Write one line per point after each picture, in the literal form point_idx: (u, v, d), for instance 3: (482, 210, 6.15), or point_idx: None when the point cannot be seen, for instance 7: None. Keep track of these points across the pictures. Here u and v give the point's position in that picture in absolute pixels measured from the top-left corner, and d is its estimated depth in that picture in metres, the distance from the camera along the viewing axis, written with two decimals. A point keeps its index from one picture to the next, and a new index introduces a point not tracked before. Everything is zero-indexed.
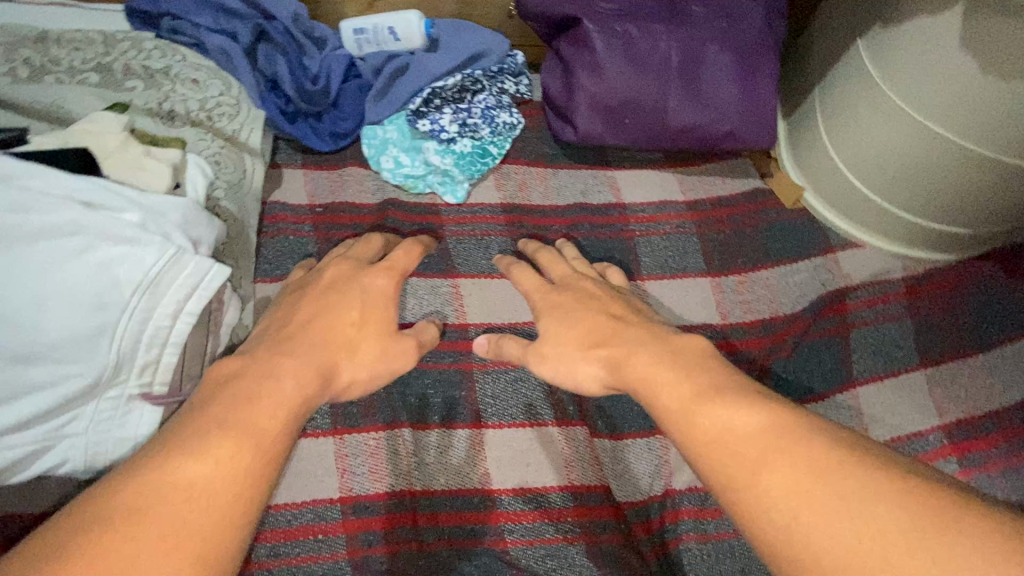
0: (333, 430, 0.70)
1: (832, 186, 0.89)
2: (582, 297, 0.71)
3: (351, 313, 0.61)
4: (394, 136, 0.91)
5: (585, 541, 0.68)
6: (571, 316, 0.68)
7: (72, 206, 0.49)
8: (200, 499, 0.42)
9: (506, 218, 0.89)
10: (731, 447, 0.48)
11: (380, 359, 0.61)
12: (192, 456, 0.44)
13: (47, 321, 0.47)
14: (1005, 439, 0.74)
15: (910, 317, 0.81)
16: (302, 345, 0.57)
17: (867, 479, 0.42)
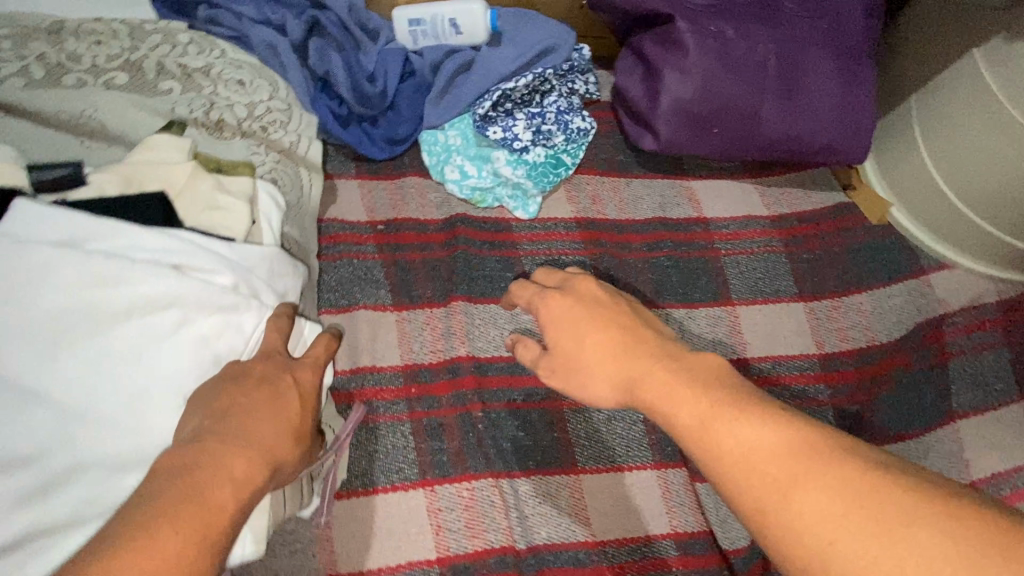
0: (423, 480, 0.65)
1: (925, 203, 0.84)
2: (608, 313, 0.52)
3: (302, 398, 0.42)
4: (458, 142, 0.82)
5: None
6: (575, 338, 0.52)
7: (160, 272, 0.43)
8: None
9: (581, 234, 0.83)
10: (753, 467, 0.36)
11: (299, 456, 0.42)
12: None
13: (148, 418, 0.41)
14: None
15: (1007, 344, 0.78)
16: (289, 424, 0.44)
17: (914, 499, 0.32)
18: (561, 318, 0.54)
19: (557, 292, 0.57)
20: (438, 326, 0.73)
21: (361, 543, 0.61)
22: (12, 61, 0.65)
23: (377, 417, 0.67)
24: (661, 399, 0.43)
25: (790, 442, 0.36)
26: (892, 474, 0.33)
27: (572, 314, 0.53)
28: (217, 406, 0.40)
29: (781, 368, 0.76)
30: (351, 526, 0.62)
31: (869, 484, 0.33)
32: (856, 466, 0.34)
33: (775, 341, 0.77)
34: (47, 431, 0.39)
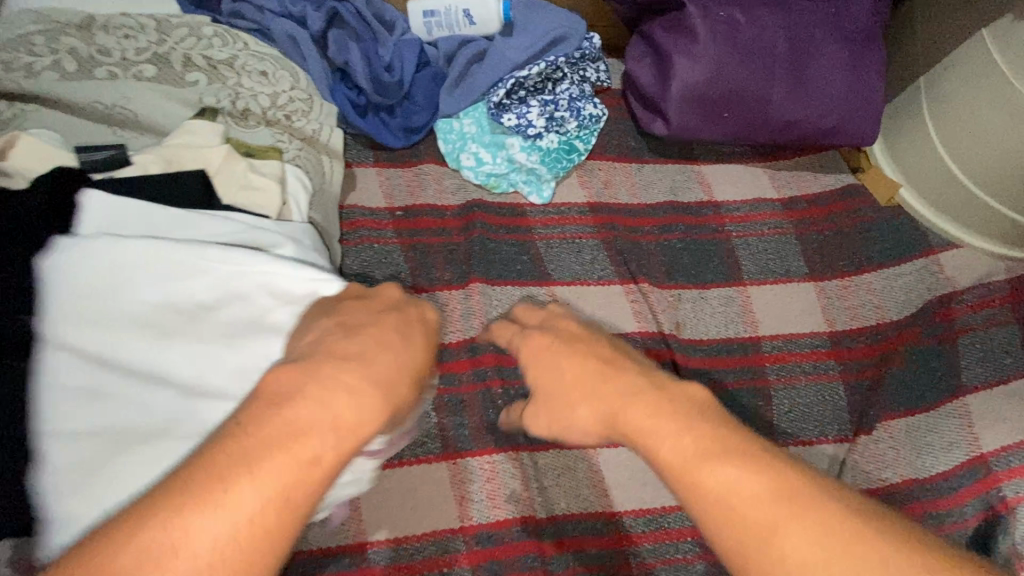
0: (446, 454, 0.67)
1: (934, 183, 0.85)
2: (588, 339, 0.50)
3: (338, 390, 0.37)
4: (472, 129, 0.84)
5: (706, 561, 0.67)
6: (557, 371, 0.48)
7: (238, 253, 0.49)
8: None
9: (595, 218, 0.84)
10: (752, 513, 0.36)
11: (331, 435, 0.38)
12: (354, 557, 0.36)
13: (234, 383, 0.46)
14: None
15: (1018, 321, 0.79)
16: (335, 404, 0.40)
17: (893, 560, 0.34)
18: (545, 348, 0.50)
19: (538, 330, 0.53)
20: (457, 308, 0.75)
21: (388, 513, 0.64)
22: (47, 55, 0.67)
23: None
24: (645, 435, 0.41)
25: (787, 488, 0.36)
26: (876, 532, 0.35)
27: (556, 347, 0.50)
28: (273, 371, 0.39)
29: (792, 346, 0.77)
30: (378, 496, 0.64)
31: (852, 532, 0.35)
32: (839, 509, 0.35)
33: (786, 321, 0.79)
34: (164, 408, 0.44)
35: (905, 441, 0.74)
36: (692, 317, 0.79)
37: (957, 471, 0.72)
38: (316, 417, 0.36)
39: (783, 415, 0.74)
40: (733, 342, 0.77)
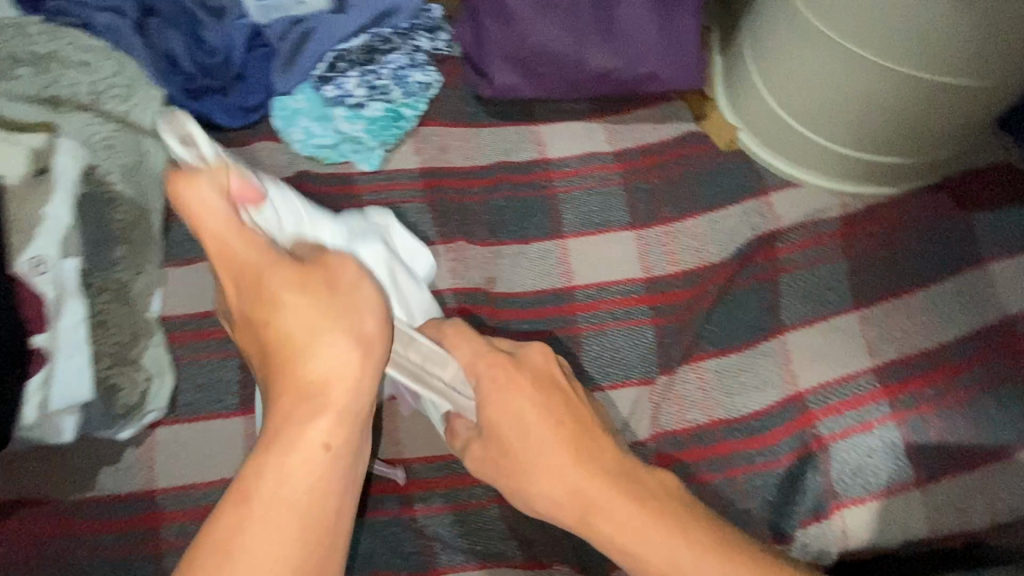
0: (241, 409, 0.70)
1: (768, 127, 0.83)
2: (546, 386, 0.57)
3: (276, 335, 0.48)
4: (304, 105, 0.86)
5: (500, 504, 0.68)
6: (514, 430, 0.55)
7: (70, 308, 0.65)
8: (308, 504, 0.45)
9: (423, 183, 0.85)
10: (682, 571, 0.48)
11: (299, 382, 0.46)
12: (312, 458, 0.46)
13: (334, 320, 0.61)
14: (938, 380, 0.71)
15: (845, 257, 0.77)
16: (285, 324, 0.48)
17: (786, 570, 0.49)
18: (495, 388, 0.56)
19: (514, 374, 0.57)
20: None
21: (183, 462, 0.67)
22: None
23: (205, 353, 0.72)
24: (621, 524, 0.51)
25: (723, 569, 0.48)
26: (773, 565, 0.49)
27: (520, 395, 0.56)
28: (281, 324, 0.48)
29: (605, 294, 0.77)
30: (174, 448, 0.68)
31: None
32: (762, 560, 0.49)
33: (600, 271, 0.79)
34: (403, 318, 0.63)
35: (716, 382, 0.73)
36: (508, 273, 0.79)
37: (771, 411, 0.71)
38: (292, 364, 0.47)
39: (593, 361, 0.74)
40: (546, 293, 0.78)
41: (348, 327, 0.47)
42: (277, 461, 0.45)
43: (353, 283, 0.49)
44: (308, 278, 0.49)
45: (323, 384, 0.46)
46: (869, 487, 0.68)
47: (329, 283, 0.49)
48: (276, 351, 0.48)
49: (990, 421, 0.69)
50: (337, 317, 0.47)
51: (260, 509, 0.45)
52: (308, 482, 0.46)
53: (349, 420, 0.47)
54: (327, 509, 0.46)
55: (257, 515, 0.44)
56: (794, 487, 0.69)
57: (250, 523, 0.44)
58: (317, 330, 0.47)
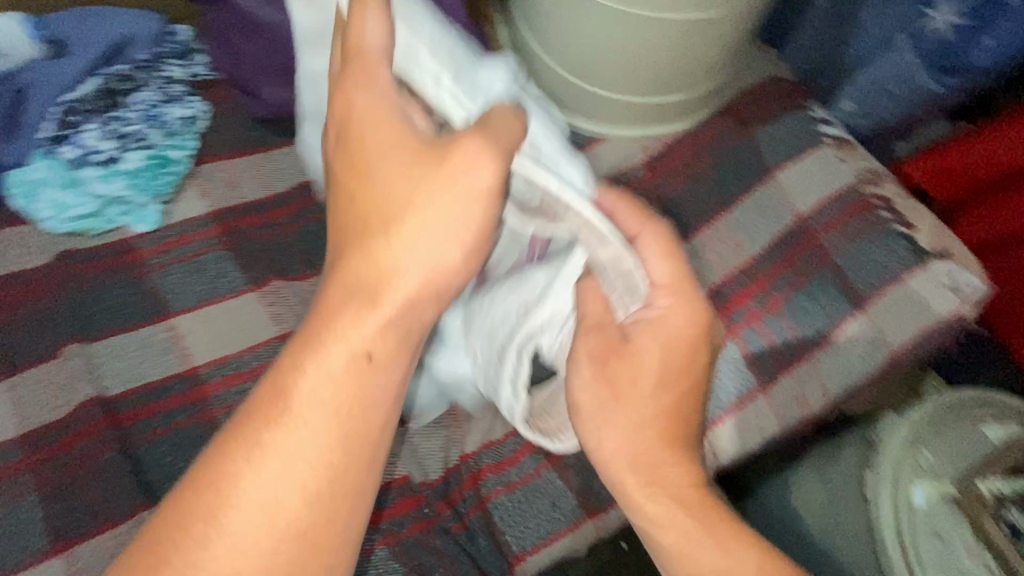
0: (54, 548, 0.59)
1: (561, 90, 0.84)
2: (705, 328, 0.53)
3: (358, 203, 0.43)
4: (47, 174, 0.72)
5: (387, 543, 0.64)
6: (635, 369, 0.54)
7: None
8: (334, 416, 0.41)
9: (220, 228, 0.76)
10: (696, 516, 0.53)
11: (366, 268, 0.42)
12: (343, 364, 0.41)
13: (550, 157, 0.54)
14: (757, 290, 0.77)
15: (655, 202, 0.81)
16: (368, 194, 0.43)
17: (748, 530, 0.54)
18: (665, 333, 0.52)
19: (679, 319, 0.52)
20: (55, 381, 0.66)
21: None
22: None
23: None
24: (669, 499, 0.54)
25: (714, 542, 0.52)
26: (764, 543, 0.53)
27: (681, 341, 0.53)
28: (374, 189, 0.43)
29: None
30: None
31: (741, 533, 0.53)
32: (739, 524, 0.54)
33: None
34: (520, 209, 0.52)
35: None
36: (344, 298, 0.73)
37: None
38: (372, 239, 0.42)
39: None
40: None
41: (439, 221, 0.42)
42: (313, 361, 0.41)
43: (462, 174, 0.41)
44: (411, 148, 0.43)
45: (384, 278, 0.42)
46: (723, 405, 0.73)
47: (441, 163, 0.42)
48: (354, 213, 0.43)
49: (807, 312, 0.76)
50: (441, 202, 0.41)
51: (279, 409, 0.41)
52: (327, 398, 0.41)
53: (402, 327, 0.43)
54: (360, 428, 0.42)
55: (289, 422, 0.41)
56: None
57: (295, 422, 0.41)
58: (409, 204, 0.42)
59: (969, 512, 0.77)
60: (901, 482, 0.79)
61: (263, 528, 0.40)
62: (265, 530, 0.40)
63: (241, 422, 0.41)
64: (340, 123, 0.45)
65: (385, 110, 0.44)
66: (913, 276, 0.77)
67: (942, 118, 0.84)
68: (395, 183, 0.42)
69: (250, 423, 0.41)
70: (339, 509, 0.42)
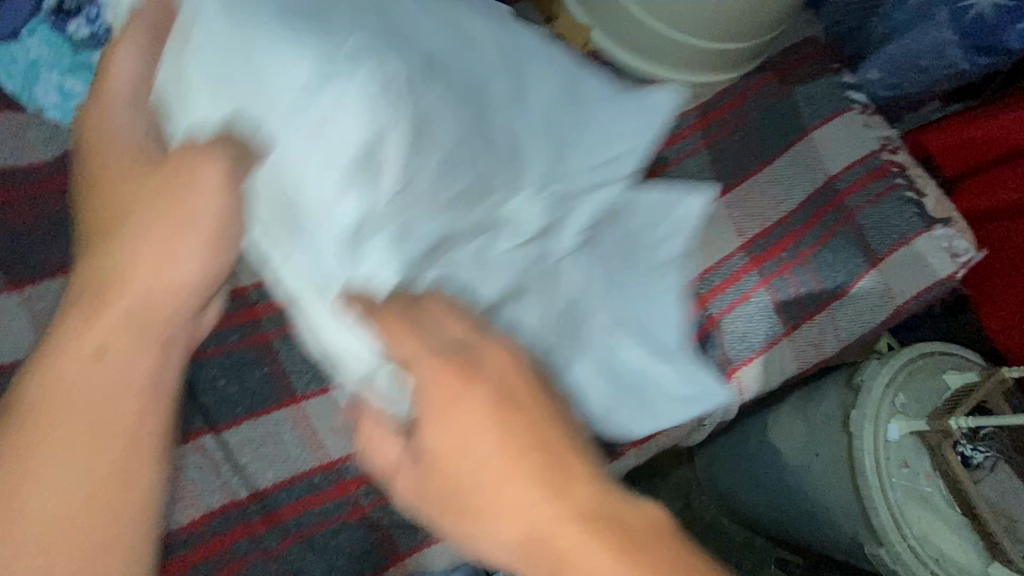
0: None
1: (620, 24, 0.80)
2: (495, 466, 0.40)
3: (148, 229, 0.45)
4: (44, 51, 0.61)
5: None
6: (474, 451, 0.40)
7: None
8: (106, 389, 0.45)
9: None
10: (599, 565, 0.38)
11: (163, 260, 0.46)
12: (131, 353, 0.46)
13: (315, 193, 0.43)
14: (790, 242, 0.81)
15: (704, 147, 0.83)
16: (153, 182, 0.46)
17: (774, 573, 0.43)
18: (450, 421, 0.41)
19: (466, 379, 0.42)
20: None
21: None
22: None
23: None
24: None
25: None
26: None
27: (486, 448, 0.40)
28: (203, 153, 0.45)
29: None
30: None
31: None
32: None
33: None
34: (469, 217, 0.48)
35: None
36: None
37: None
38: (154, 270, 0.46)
39: None
40: None
41: (194, 279, 0.47)
42: (100, 309, 0.45)
43: (187, 178, 0.45)
44: (130, 164, 0.48)
45: (121, 270, 0.45)
46: (755, 347, 0.78)
47: (174, 173, 0.45)
48: (169, 190, 0.45)
49: (829, 267, 0.81)
50: (193, 243, 0.46)
51: (100, 352, 0.45)
52: (78, 382, 0.45)
53: (141, 315, 0.46)
54: (105, 396, 0.45)
55: (105, 354, 0.45)
56: None
57: (116, 349, 0.45)
58: (127, 219, 0.46)
59: (933, 444, 0.87)
60: (880, 420, 0.89)
61: (52, 510, 0.42)
62: (48, 501, 0.42)
63: (61, 382, 0.45)
64: (84, 168, 0.49)
65: (123, 150, 0.49)
66: (919, 237, 0.84)
67: (937, 99, 0.93)
68: (187, 192, 0.45)
69: (47, 385, 0.44)
70: (131, 481, 0.45)
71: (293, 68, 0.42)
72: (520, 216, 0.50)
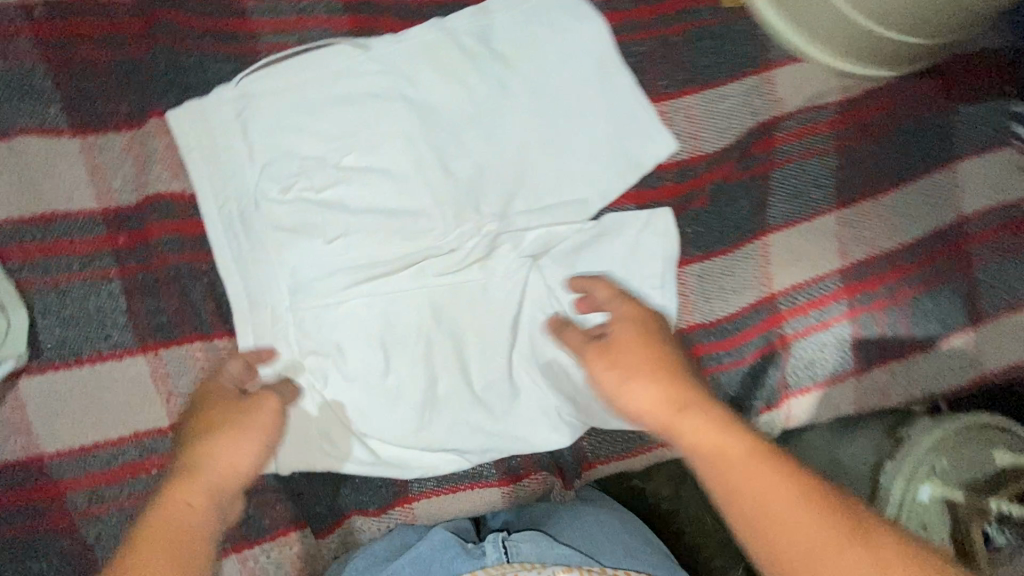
0: (142, 344, 0.52)
1: None
2: (661, 357, 0.47)
3: (212, 444, 0.42)
4: None
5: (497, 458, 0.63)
6: (624, 377, 0.47)
7: None
8: (186, 546, 0.38)
9: (349, 21, 0.60)
10: (788, 531, 0.37)
11: (231, 458, 0.42)
12: (187, 488, 0.40)
13: (300, 255, 0.55)
14: (894, 278, 0.72)
15: (837, 149, 0.71)
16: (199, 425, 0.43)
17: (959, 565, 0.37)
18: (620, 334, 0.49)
19: (635, 302, 0.54)
20: (144, 157, 0.54)
21: (70, 421, 0.50)
22: None
23: (71, 277, 0.51)
24: (741, 482, 0.39)
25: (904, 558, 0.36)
26: None
27: (651, 347, 0.48)
28: (304, 298, 0.55)
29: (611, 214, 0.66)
30: (57, 403, 0.50)
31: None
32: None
33: (577, 160, 0.64)
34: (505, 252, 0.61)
35: (696, 286, 0.69)
36: (481, 164, 0.61)
37: (745, 312, 0.70)
38: (226, 461, 0.42)
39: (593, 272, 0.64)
40: None
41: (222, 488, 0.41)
42: (229, 443, 0.43)
43: (268, 417, 0.45)
44: (225, 402, 0.45)
45: (201, 465, 0.41)
46: (815, 377, 0.72)
47: (242, 410, 0.45)
48: (221, 446, 0.42)
49: (924, 316, 0.73)
50: (241, 434, 0.43)
51: (175, 525, 0.38)
52: (181, 528, 0.38)
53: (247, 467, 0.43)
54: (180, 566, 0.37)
55: (203, 475, 0.41)
56: (755, 383, 0.71)
57: (196, 507, 0.39)
58: (211, 438, 0.42)
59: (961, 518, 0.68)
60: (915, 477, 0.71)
61: None
62: None
63: (154, 524, 0.38)
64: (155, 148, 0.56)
65: (222, 399, 0.46)
66: None
67: None
68: (232, 454, 0.42)
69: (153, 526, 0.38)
70: None
71: (359, 54, 0.58)
72: (507, 258, 0.61)
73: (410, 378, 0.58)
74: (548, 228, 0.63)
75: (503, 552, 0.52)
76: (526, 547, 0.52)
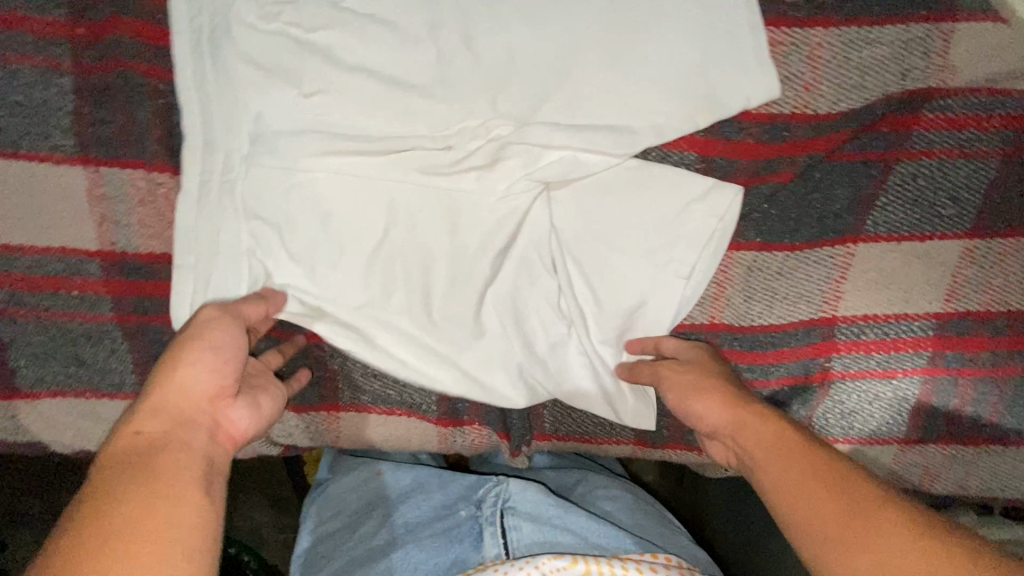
0: (83, 156, 0.46)
1: None
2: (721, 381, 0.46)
3: (165, 366, 0.39)
4: None
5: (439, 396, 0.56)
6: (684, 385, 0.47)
7: None
8: (160, 459, 0.35)
9: None
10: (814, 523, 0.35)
11: (181, 372, 0.39)
12: (148, 409, 0.38)
13: (272, 102, 0.46)
14: (1005, 347, 0.54)
15: (1001, 157, 0.51)
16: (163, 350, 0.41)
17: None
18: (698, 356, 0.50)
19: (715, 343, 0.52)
20: None
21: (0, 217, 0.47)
22: None
23: (14, 58, 0.45)
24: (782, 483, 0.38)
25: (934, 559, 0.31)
26: None
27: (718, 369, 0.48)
28: (262, 154, 0.47)
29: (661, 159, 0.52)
30: None
31: None
32: None
33: (637, 77, 0.49)
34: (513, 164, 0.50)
35: (740, 277, 0.55)
36: (512, 52, 0.48)
37: (791, 329, 0.55)
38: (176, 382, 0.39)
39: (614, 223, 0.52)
40: None
41: (183, 400, 0.38)
42: (176, 363, 0.39)
43: (216, 333, 0.42)
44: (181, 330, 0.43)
45: (153, 393, 0.38)
46: (850, 432, 0.57)
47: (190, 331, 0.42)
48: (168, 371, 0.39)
49: None
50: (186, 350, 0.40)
51: (145, 445, 0.36)
52: (143, 450, 0.36)
53: (209, 376, 0.40)
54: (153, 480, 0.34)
55: (155, 399, 0.38)
56: None
57: (147, 430, 0.37)
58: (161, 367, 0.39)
59: None
60: None
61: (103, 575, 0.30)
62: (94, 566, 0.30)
63: (121, 450, 0.36)
64: None
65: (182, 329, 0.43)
66: None
67: None
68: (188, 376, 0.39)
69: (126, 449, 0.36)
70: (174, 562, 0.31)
71: None
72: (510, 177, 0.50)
73: (361, 281, 0.50)
74: (576, 152, 0.50)
75: (502, 544, 0.49)
76: (526, 528, 0.50)
